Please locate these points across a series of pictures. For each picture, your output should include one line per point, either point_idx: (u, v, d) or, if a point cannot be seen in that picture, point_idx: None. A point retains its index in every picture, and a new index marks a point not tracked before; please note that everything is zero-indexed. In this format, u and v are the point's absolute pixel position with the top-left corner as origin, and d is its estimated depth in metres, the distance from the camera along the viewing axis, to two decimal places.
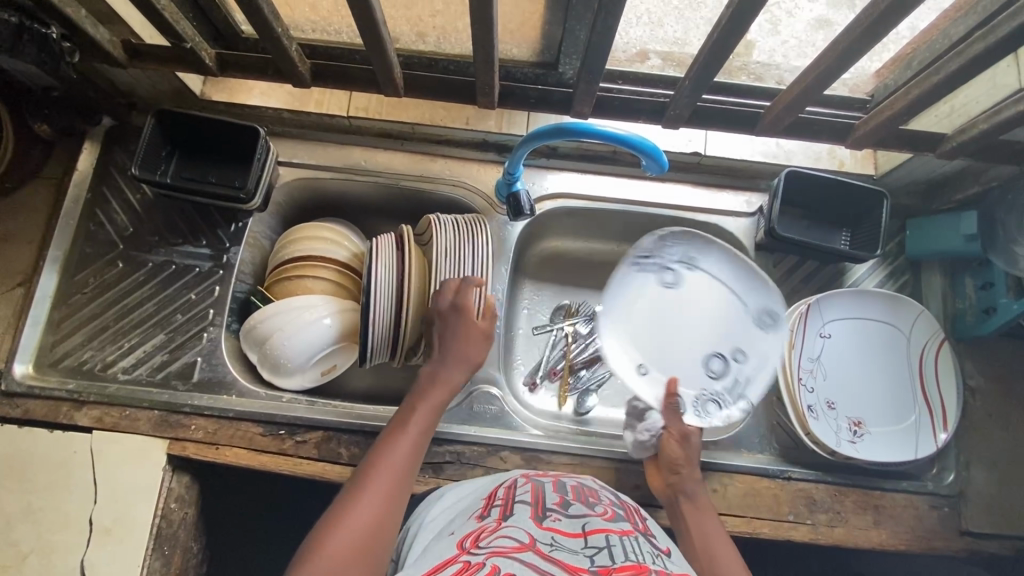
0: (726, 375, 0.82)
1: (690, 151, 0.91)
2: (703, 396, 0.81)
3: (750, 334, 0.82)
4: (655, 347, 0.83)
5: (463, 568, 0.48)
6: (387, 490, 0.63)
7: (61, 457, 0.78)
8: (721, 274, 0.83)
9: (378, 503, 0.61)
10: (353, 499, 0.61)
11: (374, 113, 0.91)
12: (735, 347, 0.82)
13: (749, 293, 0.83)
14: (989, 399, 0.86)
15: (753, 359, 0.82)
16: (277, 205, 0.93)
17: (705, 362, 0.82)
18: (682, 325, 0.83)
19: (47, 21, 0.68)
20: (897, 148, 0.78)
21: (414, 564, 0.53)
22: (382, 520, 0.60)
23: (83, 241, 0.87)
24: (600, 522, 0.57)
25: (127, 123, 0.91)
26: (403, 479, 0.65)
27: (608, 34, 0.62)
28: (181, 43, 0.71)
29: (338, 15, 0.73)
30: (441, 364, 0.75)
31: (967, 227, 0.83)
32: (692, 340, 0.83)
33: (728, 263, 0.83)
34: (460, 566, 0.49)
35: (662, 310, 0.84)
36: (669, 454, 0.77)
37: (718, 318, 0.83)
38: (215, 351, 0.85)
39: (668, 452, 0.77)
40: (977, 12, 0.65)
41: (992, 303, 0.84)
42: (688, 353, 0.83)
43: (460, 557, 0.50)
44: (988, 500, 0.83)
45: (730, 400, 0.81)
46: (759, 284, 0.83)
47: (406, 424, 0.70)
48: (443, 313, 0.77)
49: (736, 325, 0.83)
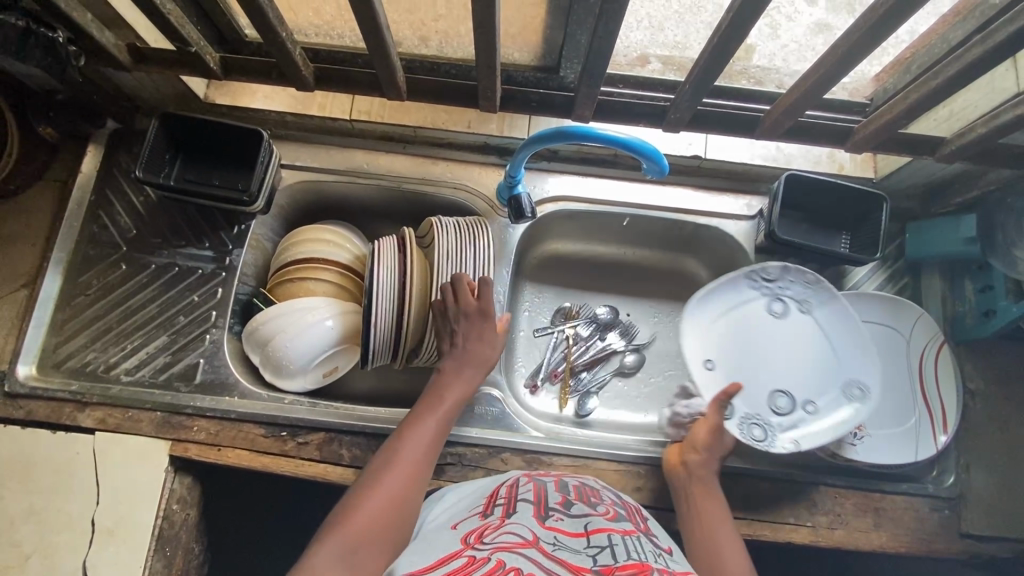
0: (786, 416, 0.84)
1: (690, 154, 0.92)
2: (751, 417, 0.83)
3: (825, 391, 0.84)
4: (736, 358, 0.87)
5: (468, 562, 0.48)
6: (409, 472, 0.65)
7: (65, 458, 0.79)
8: (825, 330, 0.86)
9: (398, 485, 0.63)
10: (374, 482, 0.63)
11: (376, 117, 0.92)
12: (807, 398, 0.84)
13: (843, 360, 0.85)
14: (989, 402, 0.87)
15: (820, 414, 0.83)
16: (280, 208, 0.93)
17: (772, 397, 0.85)
18: (768, 354, 0.87)
19: (53, 26, 0.69)
20: (896, 151, 0.78)
21: (418, 557, 0.53)
22: (402, 502, 0.62)
23: (87, 243, 0.88)
24: (602, 521, 0.57)
25: (130, 126, 0.92)
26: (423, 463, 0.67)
27: (609, 39, 0.63)
28: (186, 47, 0.72)
29: (341, 19, 0.74)
30: (454, 363, 0.77)
31: (967, 230, 0.84)
32: (770, 368, 0.87)
33: (836, 326, 0.86)
34: (465, 560, 0.49)
35: (753, 338, 0.88)
36: (695, 436, 0.77)
37: (803, 363, 0.86)
38: (217, 353, 0.85)
39: (697, 436, 0.77)
40: (976, 17, 0.66)
41: (992, 305, 0.84)
42: (762, 380, 0.86)
43: (465, 552, 0.51)
44: (988, 503, 0.83)
45: (774, 432, 0.82)
46: (856, 355, 0.85)
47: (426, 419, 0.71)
48: (453, 315, 0.78)
49: (820, 378, 0.85)
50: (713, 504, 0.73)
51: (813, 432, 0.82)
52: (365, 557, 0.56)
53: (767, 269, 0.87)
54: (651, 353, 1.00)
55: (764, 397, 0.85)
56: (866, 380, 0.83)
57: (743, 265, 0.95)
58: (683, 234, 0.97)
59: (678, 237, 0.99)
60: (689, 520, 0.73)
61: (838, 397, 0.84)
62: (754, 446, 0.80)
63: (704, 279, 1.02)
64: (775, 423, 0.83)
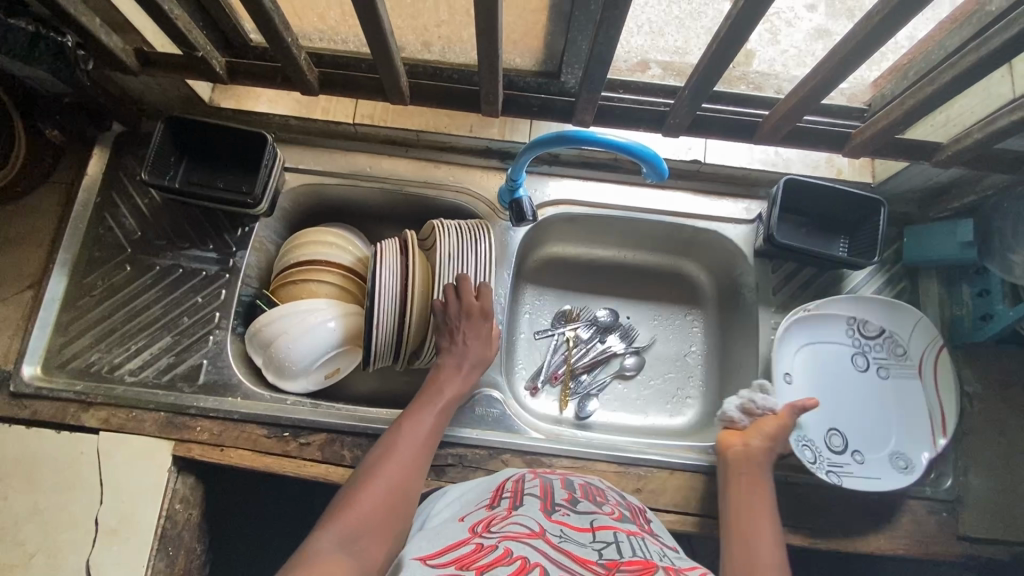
0: (836, 455, 0.84)
1: (689, 159, 0.92)
2: (806, 439, 0.84)
3: (879, 445, 0.85)
4: (812, 386, 0.88)
5: (476, 549, 0.49)
6: (404, 465, 0.67)
7: (70, 458, 0.79)
8: (894, 401, 0.87)
9: (395, 478, 0.65)
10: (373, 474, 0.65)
11: (380, 120, 0.92)
12: (858, 449, 0.85)
13: (897, 429, 0.86)
14: (987, 405, 0.87)
15: (863, 465, 0.83)
16: (284, 210, 0.94)
17: (829, 433, 0.86)
18: (841, 397, 0.88)
19: (63, 30, 0.70)
20: (894, 156, 0.79)
21: (425, 545, 0.54)
22: (400, 494, 0.64)
23: (92, 245, 0.89)
24: (607, 519, 0.58)
25: (136, 129, 0.93)
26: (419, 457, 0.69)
27: (610, 45, 0.64)
28: (193, 51, 0.73)
29: (346, 25, 0.75)
30: (459, 366, 0.79)
31: (964, 235, 0.84)
32: (836, 408, 0.87)
33: (902, 401, 0.87)
34: (474, 547, 0.50)
35: (832, 382, 0.89)
36: (768, 429, 0.79)
37: (864, 413, 0.87)
38: (220, 354, 0.86)
39: (769, 427, 0.79)
40: (973, 23, 0.67)
41: (989, 310, 0.85)
42: (823, 415, 0.87)
43: (473, 539, 0.52)
44: (986, 505, 0.83)
45: (825, 465, 0.82)
46: (909, 431, 0.85)
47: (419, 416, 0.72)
48: (458, 317, 0.79)
49: (876, 435, 0.86)
50: (759, 503, 0.74)
51: (855, 479, 0.82)
52: (365, 545, 0.58)
53: (868, 324, 0.89)
54: (651, 356, 1.00)
55: (824, 435, 0.85)
56: (916, 457, 0.84)
57: (743, 269, 0.95)
58: (684, 237, 0.98)
59: (678, 240, 0.99)
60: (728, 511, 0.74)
61: (884, 459, 0.84)
62: (804, 465, 0.81)
63: (704, 282, 1.03)
64: (827, 457, 0.83)
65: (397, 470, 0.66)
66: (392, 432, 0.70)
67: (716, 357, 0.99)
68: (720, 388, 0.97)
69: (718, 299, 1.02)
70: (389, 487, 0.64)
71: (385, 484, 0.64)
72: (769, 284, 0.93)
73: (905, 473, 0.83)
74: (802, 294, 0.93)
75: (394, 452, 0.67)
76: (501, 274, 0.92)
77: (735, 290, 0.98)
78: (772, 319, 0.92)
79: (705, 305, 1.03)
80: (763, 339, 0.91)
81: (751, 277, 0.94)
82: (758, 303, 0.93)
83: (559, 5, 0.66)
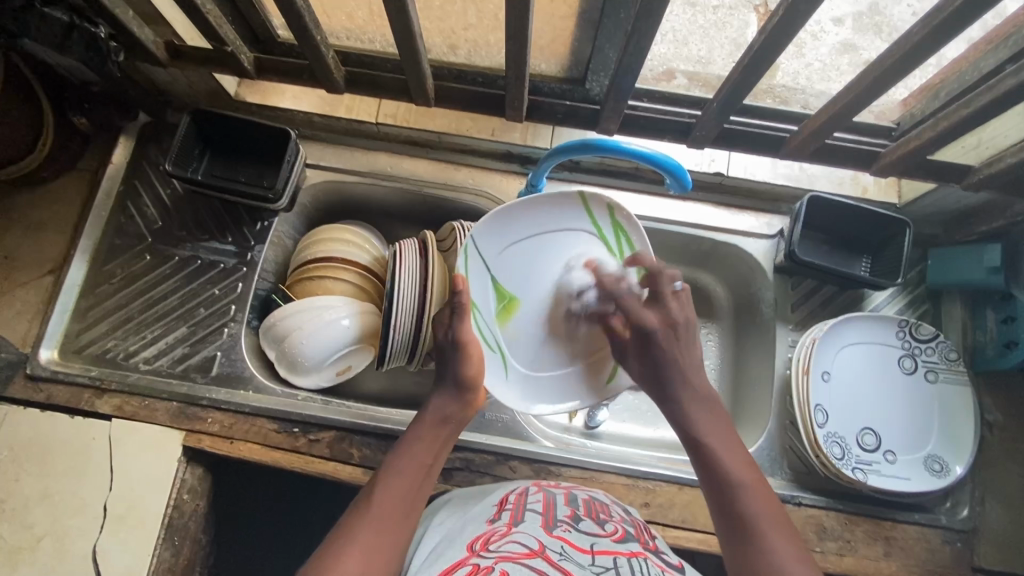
0: (867, 453, 0.83)
1: (712, 171, 0.92)
2: (836, 435, 0.83)
3: (914, 449, 0.84)
4: (854, 384, 0.86)
5: (472, 571, 0.49)
6: (385, 536, 0.54)
7: (81, 442, 0.80)
8: (937, 406, 0.85)
9: (381, 528, 0.55)
10: (356, 527, 0.55)
11: (403, 121, 0.93)
12: (891, 448, 0.84)
13: (933, 433, 0.84)
14: (1006, 434, 0.86)
15: (893, 466, 0.83)
16: (303, 206, 0.95)
17: (861, 431, 0.85)
18: (883, 396, 0.86)
19: (97, 21, 0.72)
20: (923, 177, 0.78)
21: (422, 568, 0.53)
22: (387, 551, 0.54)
23: (114, 232, 0.90)
24: (608, 542, 0.55)
25: (161, 120, 0.94)
26: (405, 513, 0.57)
27: (640, 55, 0.63)
28: (222, 45, 0.74)
29: (374, 24, 0.75)
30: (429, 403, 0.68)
31: (991, 260, 0.83)
32: (876, 405, 0.86)
33: (942, 409, 0.85)
34: (470, 568, 0.50)
35: (879, 376, 0.87)
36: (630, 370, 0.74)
37: (901, 413, 0.86)
38: (234, 347, 0.86)
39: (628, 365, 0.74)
40: (1009, 46, 0.65)
41: (1015, 337, 0.83)
42: (857, 412, 0.85)
43: (470, 560, 0.51)
44: (1001, 536, 0.82)
45: (851, 462, 0.82)
46: (947, 433, 0.84)
47: (409, 457, 0.62)
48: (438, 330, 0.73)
49: (913, 437, 0.84)
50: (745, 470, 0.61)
51: (882, 478, 0.82)
52: None
53: (922, 327, 0.87)
54: None
55: (858, 430, 0.84)
56: (952, 462, 0.83)
57: (761, 285, 0.94)
58: (702, 250, 0.97)
59: (696, 253, 0.98)
60: (711, 484, 0.61)
61: (918, 460, 0.83)
62: (831, 461, 0.81)
63: (721, 296, 1.01)
64: (856, 453, 0.83)
65: (373, 540, 0.54)
66: (383, 473, 0.60)
67: (731, 372, 0.98)
68: (734, 404, 0.95)
69: (735, 313, 1.00)
70: (365, 560, 0.52)
71: (363, 547, 0.53)
72: (788, 301, 0.92)
73: (938, 477, 0.82)
74: (822, 312, 0.91)
75: (380, 496, 0.58)
76: (502, 242, 0.74)
77: (752, 305, 0.96)
78: (789, 337, 0.91)
79: (721, 318, 1.01)
80: (779, 356, 0.90)
81: (770, 293, 0.93)
82: (776, 319, 0.91)
83: (590, 13, 0.66)
